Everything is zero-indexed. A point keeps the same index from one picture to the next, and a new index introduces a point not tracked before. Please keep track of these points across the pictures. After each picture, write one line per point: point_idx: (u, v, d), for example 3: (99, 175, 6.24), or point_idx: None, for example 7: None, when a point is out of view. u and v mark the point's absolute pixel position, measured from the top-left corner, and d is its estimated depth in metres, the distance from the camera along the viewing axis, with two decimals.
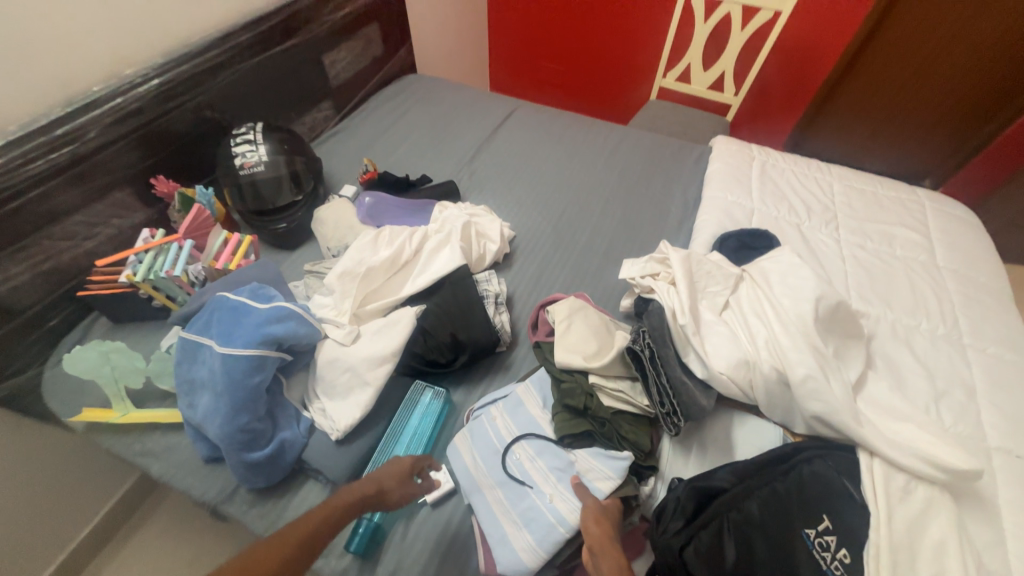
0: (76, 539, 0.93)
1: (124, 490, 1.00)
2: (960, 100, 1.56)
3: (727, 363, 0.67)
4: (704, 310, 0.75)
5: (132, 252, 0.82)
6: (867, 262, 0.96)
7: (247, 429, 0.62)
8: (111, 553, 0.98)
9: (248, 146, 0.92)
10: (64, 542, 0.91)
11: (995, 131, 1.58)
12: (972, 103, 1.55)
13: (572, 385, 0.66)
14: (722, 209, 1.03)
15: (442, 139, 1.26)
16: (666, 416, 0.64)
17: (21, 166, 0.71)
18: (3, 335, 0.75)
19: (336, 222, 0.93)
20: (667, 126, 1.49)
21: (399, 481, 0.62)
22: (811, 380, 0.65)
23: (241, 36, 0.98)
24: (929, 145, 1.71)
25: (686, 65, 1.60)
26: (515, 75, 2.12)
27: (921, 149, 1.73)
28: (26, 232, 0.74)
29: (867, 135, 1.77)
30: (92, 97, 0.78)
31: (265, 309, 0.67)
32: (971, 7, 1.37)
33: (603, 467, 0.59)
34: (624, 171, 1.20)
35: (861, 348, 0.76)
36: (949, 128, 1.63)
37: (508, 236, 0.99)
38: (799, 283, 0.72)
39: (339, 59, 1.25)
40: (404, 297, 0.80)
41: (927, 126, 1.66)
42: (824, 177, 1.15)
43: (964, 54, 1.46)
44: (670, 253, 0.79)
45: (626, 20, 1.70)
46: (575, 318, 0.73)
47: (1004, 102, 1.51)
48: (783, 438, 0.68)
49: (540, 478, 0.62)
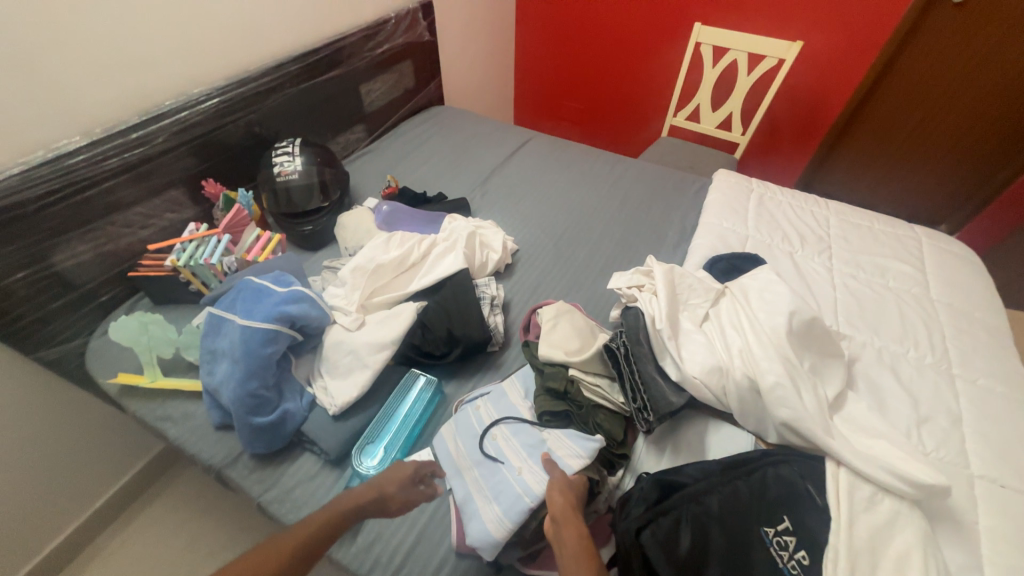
0: (93, 508, 1.01)
1: (144, 462, 1.08)
2: (971, 146, 1.58)
3: (700, 368, 0.71)
4: (683, 320, 0.79)
5: (178, 241, 0.93)
6: (858, 291, 0.99)
7: (256, 395, 0.69)
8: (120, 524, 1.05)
9: (286, 157, 1.05)
10: (86, 503, 0.99)
11: (1008, 178, 1.58)
12: (983, 149, 1.57)
13: (554, 370, 0.72)
14: (716, 234, 1.09)
15: (460, 162, 1.38)
16: (639, 412, 0.68)
17: (100, 161, 0.85)
18: (62, 304, 0.86)
19: (355, 227, 1.03)
20: (675, 160, 1.57)
21: (402, 485, 0.64)
22: (779, 387, 0.68)
23: (292, 66, 1.13)
24: (942, 189, 1.72)
25: (696, 106, 1.70)
26: (537, 111, 2.27)
27: (935, 192, 1.74)
28: (95, 217, 0.87)
29: (879, 177, 1.79)
30: (163, 109, 0.93)
31: (283, 291, 0.76)
32: (975, 58, 1.42)
33: (570, 445, 0.63)
34: (627, 198, 1.27)
35: (839, 367, 0.78)
36: (962, 172, 1.65)
37: (511, 249, 1.07)
38: (775, 299, 0.76)
39: (374, 89, 1.41)
40: (409, 293, 0.88)
41: (939, 170, 1.68)
42: (821, 211, 1.19)
43: (972, 101, 1.50)
44: (654, 266, 0.85)
45: (641, 64, 1.83)
46: (561, 319, 0.79)
47: (1015, 149, 1.52)
48: (754, 446, 0.70)
49: (512, 455, 0.66)
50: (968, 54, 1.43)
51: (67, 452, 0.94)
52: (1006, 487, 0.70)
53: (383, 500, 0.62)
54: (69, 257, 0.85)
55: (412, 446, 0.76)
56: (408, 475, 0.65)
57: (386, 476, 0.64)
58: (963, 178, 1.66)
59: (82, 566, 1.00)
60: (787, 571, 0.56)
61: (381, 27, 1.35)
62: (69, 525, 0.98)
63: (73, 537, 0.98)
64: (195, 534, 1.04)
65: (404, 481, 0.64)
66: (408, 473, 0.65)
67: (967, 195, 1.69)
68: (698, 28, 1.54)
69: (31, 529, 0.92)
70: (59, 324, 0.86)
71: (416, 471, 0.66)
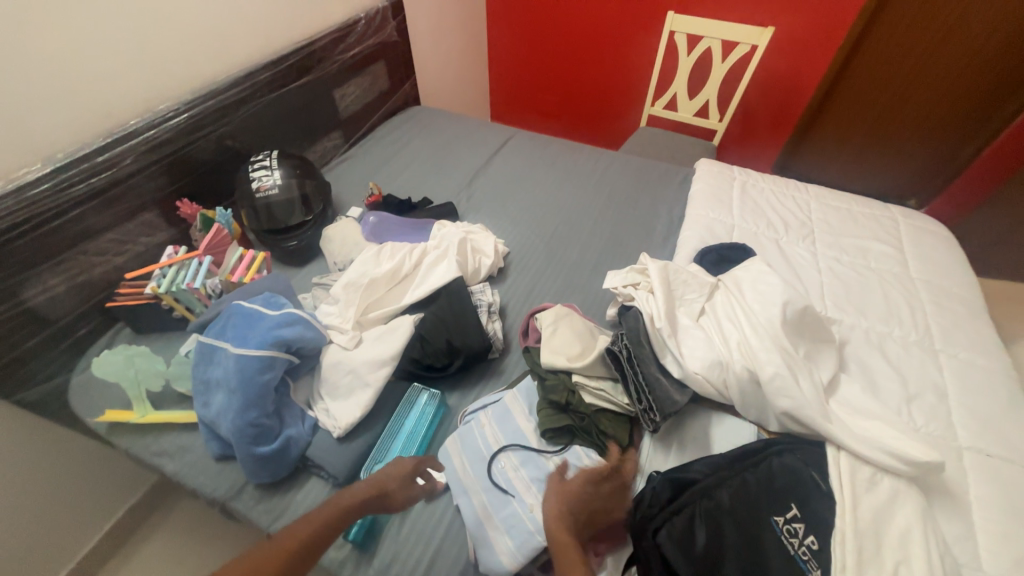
0: (83, 550, 0.97)
1: (138, 496, 1.04)
2: (937, 122, 1.64)
3: (701, 364, 0.72)
4: (681, 316, 0.80)
5: (158, 267, 0.90)
6: (842, 273, 1.02)
7: (256, 424, 0.67)
8: (119, 563, 1.01)
9: (264, 171, 1.01)
10: (80, 544, 0.96)
11: (975, 152, 1.64)
12: (948, 125, 1.63)
13: (555, 382, 0.72)
14: (703, 226, 1.10)
15: (444, 165, 1.36)
16: (645, 412, 0.68)
17: (66, 188, 0.80)
18: (38, 341, 0.82)
19: (342, 240, 1.01)
20: (656, 151, 1.58)
21: (403, 481, 0.67)
22: (778, 378, 0.69)
23: (262, 74, 1.09)
24: (912, 165, 1.78)
25: (673, 94, 1.71)
26: (514, 106, 2.25)
27: (905, 169, 1.80)
28: (65, 248, 0.82)
29: (851, 157, 1.84)
30: (129, 128, 0.88)
31: (276, 314, 0.74)
32: (936, 36, 1.47)
33: (576, 472, 0.65)
34: (613, 192, 1.27)
35: (831, 351, 0.81)
36: (931, 147, 1.71)
37: (502, 252, 1.06)
38: (768, 290, 0.78)
39: (348, 93, 1.36)
40: (403, 306, 0.87)
41: (909, 147, 1.74)
42: (802, 196, 1.22)
43: (935, 79, 1.55)
44: (648, 264, 0.85)
45: (616, 55, 1.82)
46: (560, 324, 0.79)
47: (979, 123, 1.58)
48: (757, 436, 0.72)
49: (521, 487, 0.66)
50: (930, 33, 1.47)
51: (55, 494, 0.90)
52: (992, 455, 0.73)
53: (386, 496, 0.65)
54: (40, 291, 0.80)
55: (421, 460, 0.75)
56: (408, 471, 0.68)
57: (387, 474, 0.67)
58: (931, 154, 1.72)
59: None
60: (799, 558, 0.58)
61: (351, 28, 1.30)
62: (64, 567, 0.94)
63: None
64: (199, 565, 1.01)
65: (405, 476, 0.67)
66: (408, 469, 0.68)
67: (934, 171, 1.76)
68: (671, 17, 1.54)
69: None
70: (36, 363, 0.82)
71: (415, 466, 0.69)
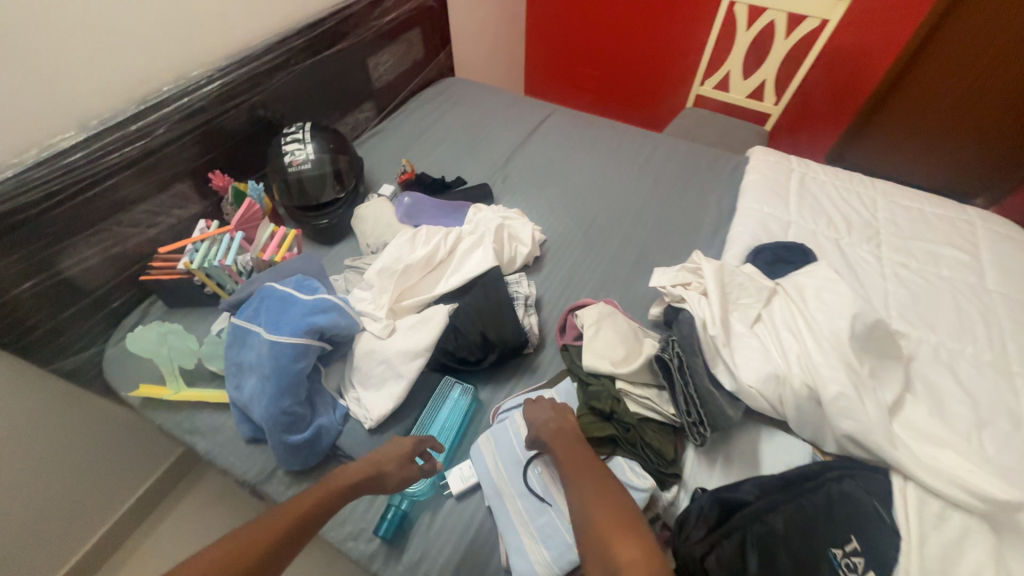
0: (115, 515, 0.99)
1: (170, 462, 1.07)
2: None
3: (756, 377, 0.67)
4: (734, 321, 0.75)
5: (190, 242, 0.88)
6: (909, 280, 0.93)
7: (289, 413, 0.66)
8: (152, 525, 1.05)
9: (297, 145, 0.97)
10: (116, 506, 0.99)
11: None
12: None
13: (599, 389, 0.68)
14: (757, 220, 1.02)
15: (479, 143, 1.29)
16: (693, 425, 0.64)
17: (100, 157, 0.78)
18: (75, 312, 0.82)
19: (375, 220, 0.97)
20: (704, 134, 1.47)
21: (398, 463, 0.66)
22: (843, 398, 0.64)
23: (295, 40, 1.03)
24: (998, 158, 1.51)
25: (726, 73, 1.58)
26: (550, 80, 2.13)
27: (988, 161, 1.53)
28: (101, 218, 0.81)
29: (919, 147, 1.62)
30: (162, 96, 0.84)
31: (310, 299, 0.71)
32: None
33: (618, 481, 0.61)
34: (658, 179, 1.19)
35: (898, 369, 0.74)
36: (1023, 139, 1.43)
37: (539, 240, 1.01)
38: (835, 300, 0.71)
39: (382, 61, 1.30)
40: (437, 295, 0.83)
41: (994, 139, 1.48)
42: (867, 191, 1.12)
43: None
44: (702, 263, 0.79)
45: (666, 27, 1.69)
46: (603, 324, 0.75)
47: None
48: (812, 457, 0.67)
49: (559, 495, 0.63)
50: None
51: (92, 458, 0.92)
52: None
53: (381, 477, 0.63)
54: (76, 262, 0.79)
55: (453, 456, 0.74)
56: (405, 452, 0.66)
57: (382, 455, 0.65)
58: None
59: (117, 565, 1.00)
60: None
61: None
62: (103, 527, 0.97)
63: (106, 540, 0.98)
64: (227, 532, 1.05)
65: (400, 458, 0.66)
66: (406, 449, 0.67)
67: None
68: None
69: (63, 535, 0.91)
70: (74, 333, 0.82)
71: (414, 447, 0.67)
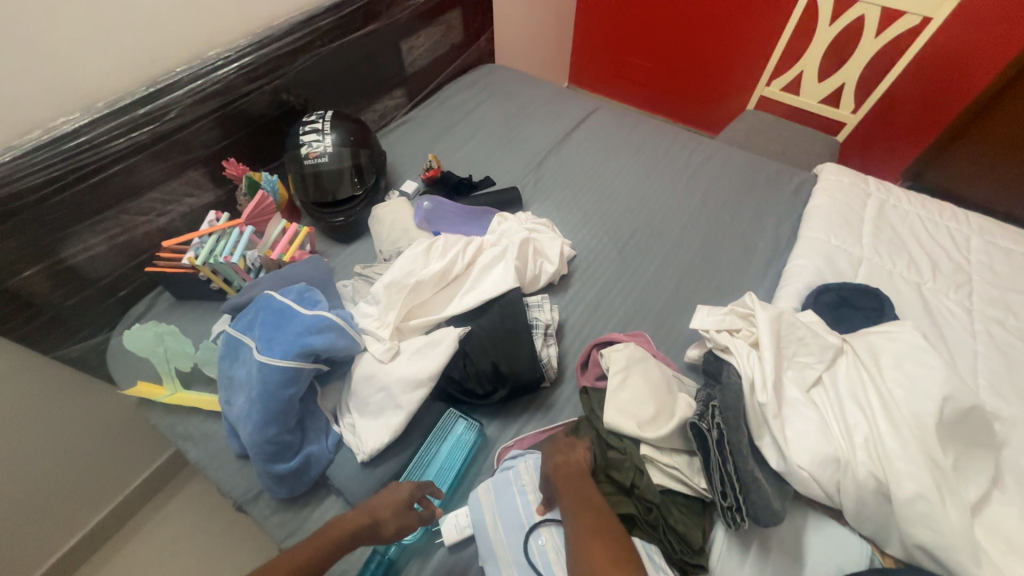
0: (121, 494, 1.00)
1: (168, 453, 1.06)
2: None
3: (811, 459, 0.56)
4: (789, 384, 0.63)
5: (198, 235, 0.84)
6: (1005, 343, 0.78)
7: (275, 441, 0.61)
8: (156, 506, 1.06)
9: (315, 135, 0.91)
10: (117, 491, 0.99)
11: None
12: None
13: (620, 457, 0.59)
14: (822, 254, 0.89)
15: (513, 139, 1.19)
16: (726, 510, 0.55)
17: (105, 142, 0.73)
18: (79, 300, 0.79)
19: (392, 222, 0.89)
20: (765, 143, 1.31)
21: (396, 511, 0.58)
22: (921, 501, 0.52)
23: (322, 20, 0.95)
24: None
25: (798, 73, 1.40)
26: (597, 69, 1.98)
27: None
28: (106, 206, 0.77)
29: None
30: (175, 77, 0.79)
31: (308, 316, 0.65)
32: None
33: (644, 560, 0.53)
34: (708, 195, 1.06)
35: (988, 461, 0.61)
36: None
37: (568, 256, 0.91)
38: (920, 373, 0.59)
39: (416, 45, 1.20)
40: (449, 316, 0.75)
41: None
42: (960, 228, 0.95)
43: None
44: (756, 309, 0.68)
45: (734, 17, 1.51)
46: (632, 371, 0.66)
47: None
48: (870, 558, 0.56)
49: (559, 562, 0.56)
50: None
51: (97, 441, 0.92)
52: None
53: (377, 526, 0.56)
54: (80, 250, 0.76)
55: (450, 500, 0.67)
56: (403, 499, 0.59)
57: (379, 502, 0.58)
58: None
59: (118, 544, 1.01)
60: None
61: None
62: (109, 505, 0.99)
63: (109, 519, 0.99)
64: (225, 524, 1.04)
65: (398, 505, 0.58)
66: (404, 496, 0.59)
67: None
68: None
69: (64, 515, 0.92)
70: (77, 321, 0.80)
71: (412, 493, 0.60)
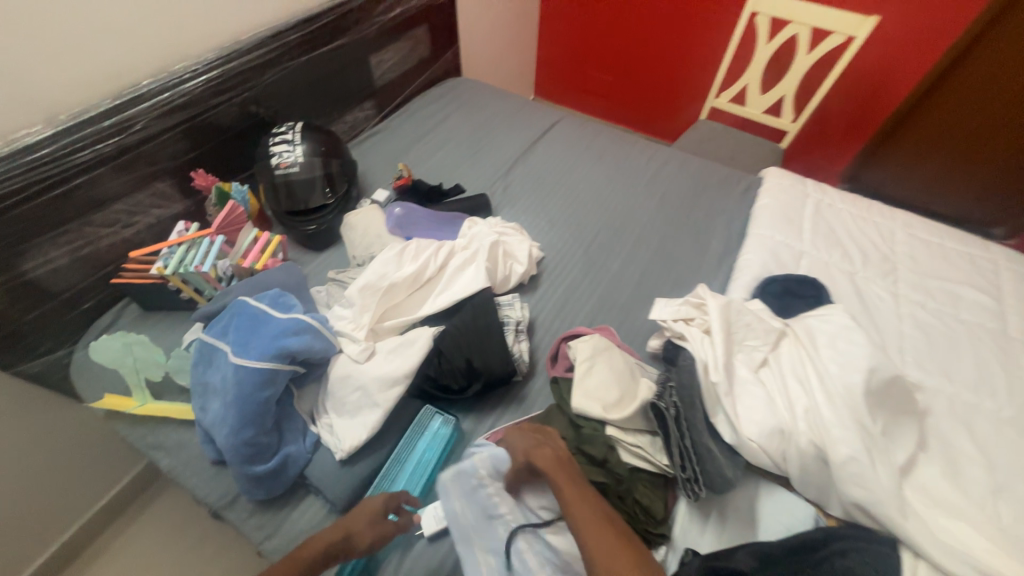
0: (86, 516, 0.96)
1: (129, 476, 1.02)
2: None
3: (759, 431, 0.62)
4: (739, 365, 0.69)
5: (166, 245, 0.84)
6: (927, 323, 0.88)
7: (252, 443, 0.62)
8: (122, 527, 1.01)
9: (286, 146, 0.92)
10: (70, 519, 0.94)
11: None
12: None
13: (593, 433, 0.63)
14: (768, 249, 0.97)
15: (482, 149, 1.24)
16: (686, 481, 0.59)
17: (69, 154, 0.73)
18: (40, 314, 0.78)
19: (364, 229, 0.92)
20: (717, 150, 1.41)
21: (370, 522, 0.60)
22: (853, 463, 0.58)
23: (290, 35, 0.98)
24: None
25: (743, 86, 1.51)
26: (561, 83, 2.07)
27: None
28: (69, 218, 0.76)
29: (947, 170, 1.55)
30: (141, 90, 0.80)
31: (283, 320, 0.67)
32: None
33: None
34: (666, 198, 1.14)
35: (913, 426, 0.69)
36: None
37: (537, 258, 0.96)
38: (849, 349, 0.66)
39: (385, 59, 1.24)
40: (423, 316, 0.78)
41: None
42: (886, 223, 1.06)
43: None
44: (707, 299, 0.74)
45: (685, 35, 1.62)
46: (597, 360, 0.70)
47: None
48: (815, 520, 0.61)
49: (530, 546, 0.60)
50: None
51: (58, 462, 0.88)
52: None
53: (351, 540, 0.58)
54: (42, 263, 0.75)
55: (428, 494, 0.69)
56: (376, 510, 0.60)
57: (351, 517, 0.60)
58: None
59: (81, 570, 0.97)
60: None
61: None
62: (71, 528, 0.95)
63: (69, 544, 0.95)
64: (197, 541, 1.01)
65: (372, 517, 0.60)
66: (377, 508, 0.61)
67: None
68: None
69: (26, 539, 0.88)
70: (38, 335, 0.78)
71: (385, 503, 0.62)
